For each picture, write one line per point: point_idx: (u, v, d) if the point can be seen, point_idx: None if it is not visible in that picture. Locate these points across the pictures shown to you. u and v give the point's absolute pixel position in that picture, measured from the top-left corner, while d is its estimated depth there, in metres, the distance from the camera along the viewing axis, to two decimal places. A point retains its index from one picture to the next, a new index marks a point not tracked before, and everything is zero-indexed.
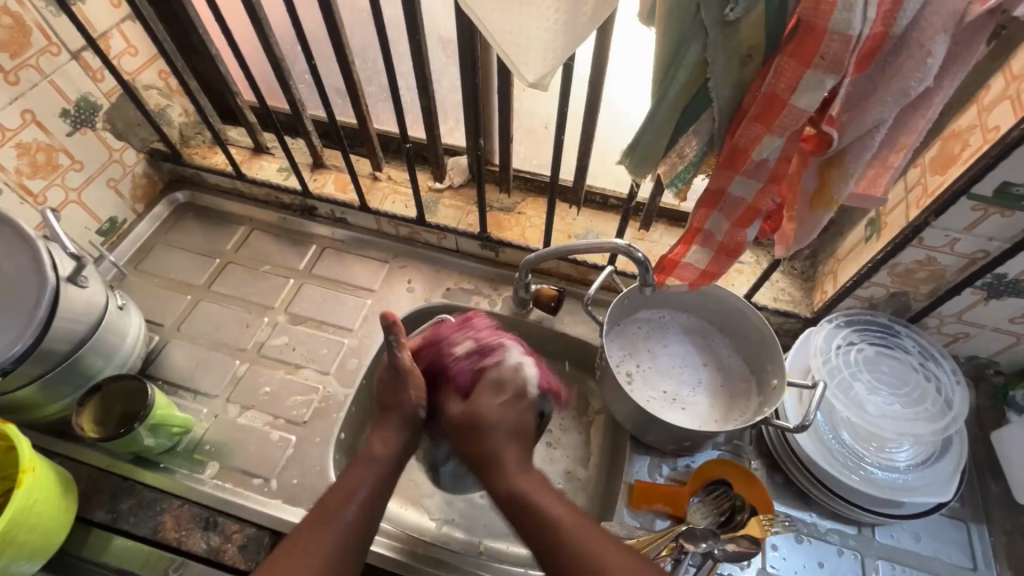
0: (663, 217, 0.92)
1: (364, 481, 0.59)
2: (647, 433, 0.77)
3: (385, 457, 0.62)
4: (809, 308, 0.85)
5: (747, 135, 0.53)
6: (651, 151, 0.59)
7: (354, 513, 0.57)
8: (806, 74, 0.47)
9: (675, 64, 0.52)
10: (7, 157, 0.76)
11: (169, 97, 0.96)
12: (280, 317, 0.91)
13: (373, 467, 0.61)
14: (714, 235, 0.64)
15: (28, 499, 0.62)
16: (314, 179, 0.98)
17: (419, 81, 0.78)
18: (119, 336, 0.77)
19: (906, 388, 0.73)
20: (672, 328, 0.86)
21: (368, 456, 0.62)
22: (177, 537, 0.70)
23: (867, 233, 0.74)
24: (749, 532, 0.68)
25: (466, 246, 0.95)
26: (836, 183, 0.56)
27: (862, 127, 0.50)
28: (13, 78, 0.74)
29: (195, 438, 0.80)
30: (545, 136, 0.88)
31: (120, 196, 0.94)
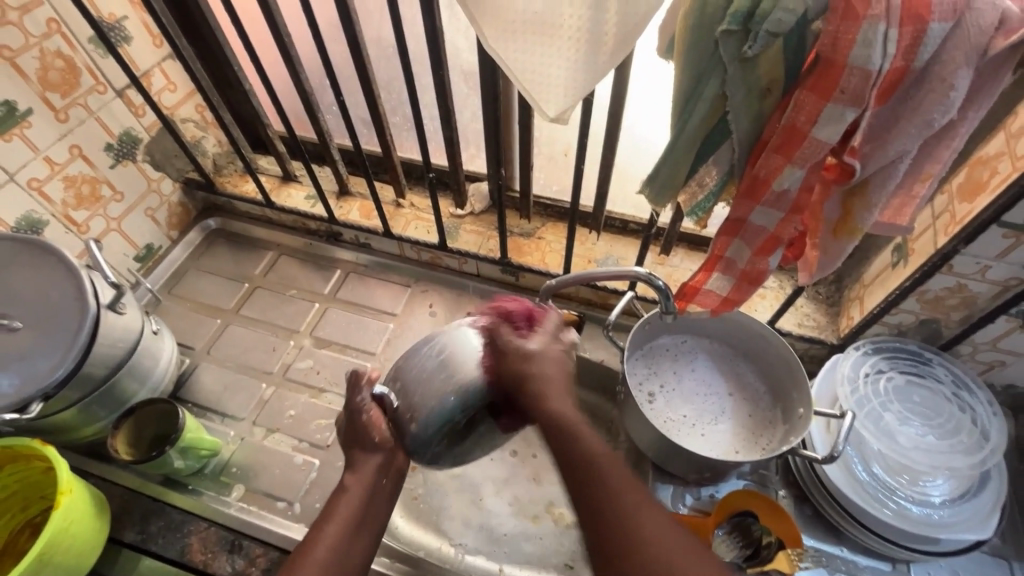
0: (683, 242, 0.92)
1: (347, 509, 0.58)
2: (669, 461, 0.76)
3: (362, 483, 0.59)
4: (835, 334, 0.84)
5: (768, 166, 0.53)
6: (671, 181, 0.60)
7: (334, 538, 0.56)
8: (827, 107, 0.47)
9: (694, 98, 0.53)
10: (55, 189, 0.81)
11: (204, 129, 1.00)
12: (305, 341, 0.93)
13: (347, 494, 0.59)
14: (735, 262, 0.64)
15: (63, 521, 0.64)
16: (339, 206, 1.00)
17: (443, 114, 0.81)
18: (153, 359, 0.80)
19: (939, 419, 0.70)
20: (696, 354, 0.85)
21: (343, 483, 0.59)
22: (203, 559, 0.72)
23: (894, 258, 0.73)
24: (777, 566, 0.67)
25: (487, 270, 0.96)
26: (858, 212, 0.56)
27: (885, 158, 0.50)
28: (63, 116, 0.79)
29: (223, 461, 0.81)
30: (564, 163, 0.89)
31: (157, 224, 0.98)
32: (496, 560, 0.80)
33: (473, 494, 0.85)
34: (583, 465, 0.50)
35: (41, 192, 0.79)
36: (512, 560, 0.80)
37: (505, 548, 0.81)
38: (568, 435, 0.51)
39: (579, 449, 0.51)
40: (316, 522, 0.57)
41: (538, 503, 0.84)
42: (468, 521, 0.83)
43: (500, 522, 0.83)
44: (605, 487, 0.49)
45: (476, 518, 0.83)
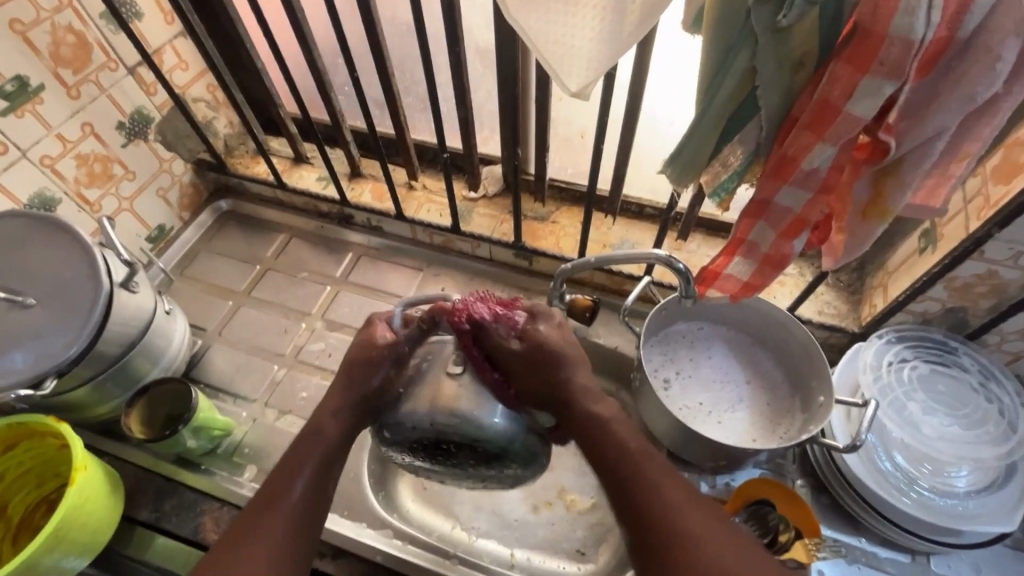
0: (701, 227, 0.90)
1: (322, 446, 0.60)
2: (686, 449, 0.74)
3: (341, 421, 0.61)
4: (857, 323, 0.82)
5: (797, 143, 0.51)
6: (695, 160, 0.58)
7: (301, 491, 0.57)
8: (863, 80, 0.45)
9: (722, 72, 0.51)
10: (67, 167, 0.80)
11: (216, 109, 0.99)
12: (317, 323, 0.93)
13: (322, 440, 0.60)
14: (758, 245, 0.62)
15: (78, 497, 0.64)
16: (351, 189, 0.99)
17: (458, 92, 0.79)
18: (166, 339, 0.80)
19: (965, 410, 0.69)
20: (713, 341, 0.83)
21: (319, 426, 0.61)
22: (217, 538, 0.72)
23: (922, 244, 0.71)
24: (794, 556, 0.64)
25: (500, 254, 0.95)
26: (891, 193, 0.54)
27: (922, 134, 0.48)
28: (75, 92, 0.78)
29: (235, 441, 0.81)
30: (581, 144, 0.87)
31: (169, 204, 0.98)
32: (508, 545, 0.79)
33: None
34: (622, 457, 0.57)
35: (53, 169, 0.79)
36: (524, 545, 0.79)
37: (516, 533, 0.80)
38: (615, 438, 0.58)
39: (623, 456, 0.57)
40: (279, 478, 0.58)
41: (550, 489, 0.83)
42: (479, 504, 0.83)
43: (511, 508, 0.82)
44: (644, 483, 0.55)
45: (488, 503, 0.83)
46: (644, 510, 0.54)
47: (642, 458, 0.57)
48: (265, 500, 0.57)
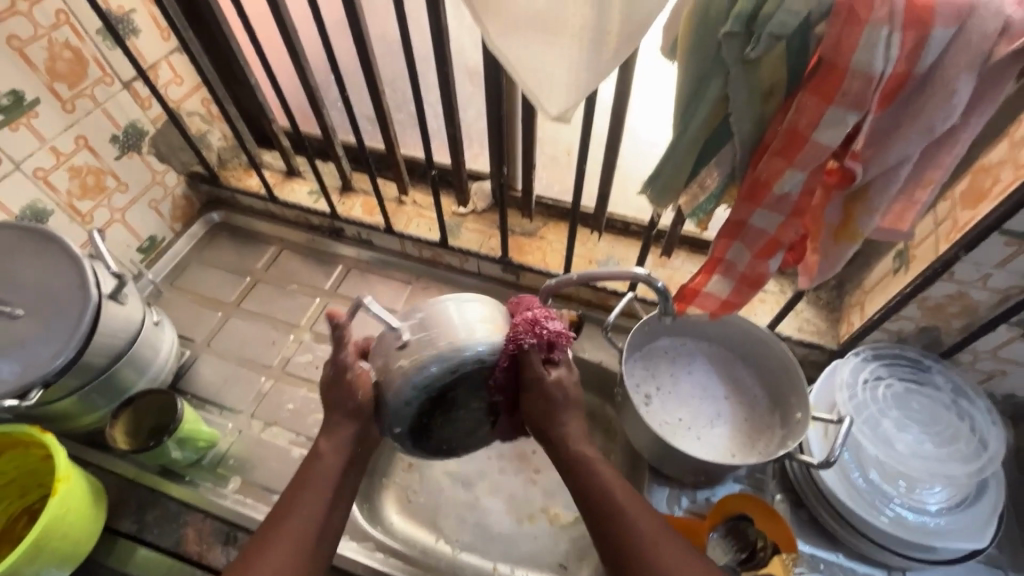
0: (684, 244, 0.92)
1: (324, 475, 0.60)
2: (666, 463, 0.76)
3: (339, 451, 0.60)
4: (835, 340, 0.83)
5: (769, 168, 0.53)
6: (672, 182, 0.60)
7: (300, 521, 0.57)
8: (828, 111, 0.48)
9: (696, 99, 0.53)
10: (60, 179, 0.81)
11: (210, 123, 1.01)
12: (305, 335, 0.94)
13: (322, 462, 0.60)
14: (735, 265, 0.64)
15: (60, 508, 0.64)
16: (342, 202, 1.01)
17: (446, 111, 0.81)
18: (153, 350, 0.80)
19: (938, 427, 0.70)
20: (695, 356, 0.85)
21: (318, 451, 0.60)
22: (199, 550, 0.72)
23: (896, 265, 0.73)
24: (772, 570, 0.66)
25: (488, 269, 0.96)
26: (860, 217, 0.56)
27: (886, 162, 0.50)
28: (70, 106, 0.80)
29: (220, 452, 0.82)
30: (567, 162, 0.89)
31: (161, 216, 0.99)
32: (490, 559, 0.80)
33: (468, 491, 0.85)
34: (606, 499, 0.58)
35: (46, 181, 0.80)
36: (506, 559, 0.80)
37: (499, 546, 0.81)
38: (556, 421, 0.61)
39: (585, 456, 0.60)
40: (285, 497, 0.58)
41: (533, 502, 0.84)
42: (462, 516, 0.83)
43: (495, 521, 0.82)
44: (627, 522, 0.56)
45: (472, 515, 0.83)
46: (608, 503, 0.57)
47: (628, 498, 0.58)
48: (266, 531, 0.57)
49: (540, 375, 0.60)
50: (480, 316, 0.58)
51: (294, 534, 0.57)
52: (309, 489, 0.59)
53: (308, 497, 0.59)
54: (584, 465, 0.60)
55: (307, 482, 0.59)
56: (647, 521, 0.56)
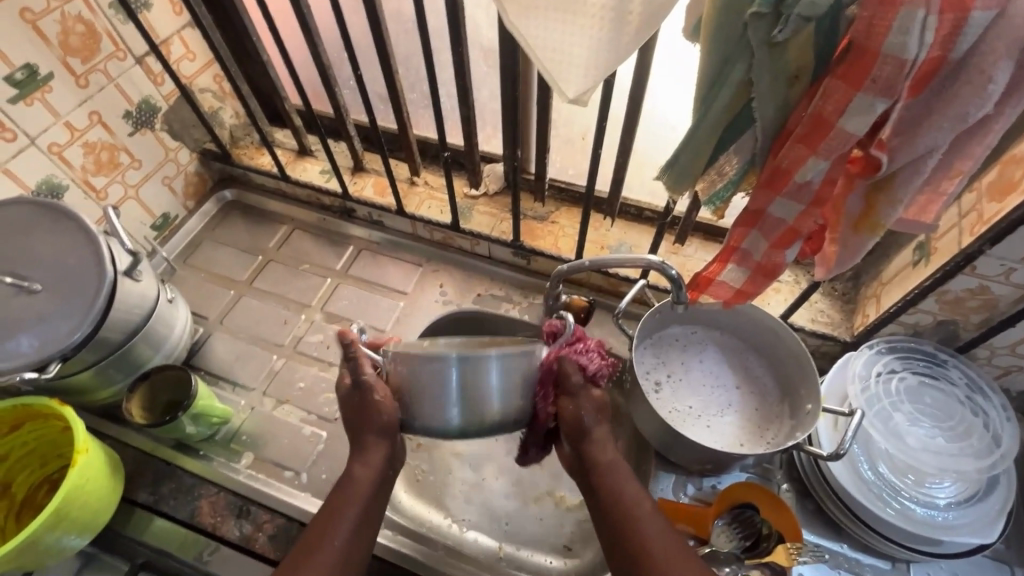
0: (699, 231, 0.91)
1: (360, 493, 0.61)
2: (674, 451, 0.76)
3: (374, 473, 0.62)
4: (849, 332, 0.82)
5: (791, 155, 0.52)
6: (690, 168, 0.59)
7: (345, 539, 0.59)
8: (856, 97, 0.46)
9: (719, 83, 0.52)
10: (75, 155, 0.82)
11: (222, 100, 1.00)
12: (316, 315, 0.94)
13: (356, 485, 0.61)
14: (751, 254, 0.63)
15: (79, 478, 0.66)
16: (354, 182, 1.00)
17: (460, 92, 0.80)
18: (168, 326, 0.81)
19: (951, 422, 0.70)
20: (705, 345, 0.84)
21: (353, 476, 0.61)
22: (212, 522, 0.74)
23: (916, 257, 0.71)
24: (775, 559, 0.68)
25: (499, 252, 0.96)
26: (882, 208, 0.55)
27: (914, 152, 0.49)
28: (84, 81, 0.79)
29: (234, 428, 0.83)
30: (581, 146, 0.88)
31: (174, 193, 0.99)
32: (496, 538, 0.81)
33: (476, 472, 0.86)
34: (613, 498, 0.60)
35: (61, 156, 0.80)
36: (512, 540, 0.81)
37: (505, 526, 0.82)
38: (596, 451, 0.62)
39: (619, 491, 0.60)
40: (326, 516, 0.60)
41: (540, 485, 0.84)
42: (469, 497, 0.84)
43: (501, 502, 0.83)
44: (631, 522, 0.58)
45: (478, 496, 0.84)
46: (615, 503, 0.60)
47: (635, 501, 0.60)
48: (304, 552, 0.58)
49: (583, 420, 0.62)
50: (498, 384, 0.55)
51: (329, 561, 0.57)
52: (343, 515, 0.60)
53: (343, 521, 0.59)
54: (595, 464, 0.62)
55: (344, 509, 0.60)
56: (650, 523, 0.58)
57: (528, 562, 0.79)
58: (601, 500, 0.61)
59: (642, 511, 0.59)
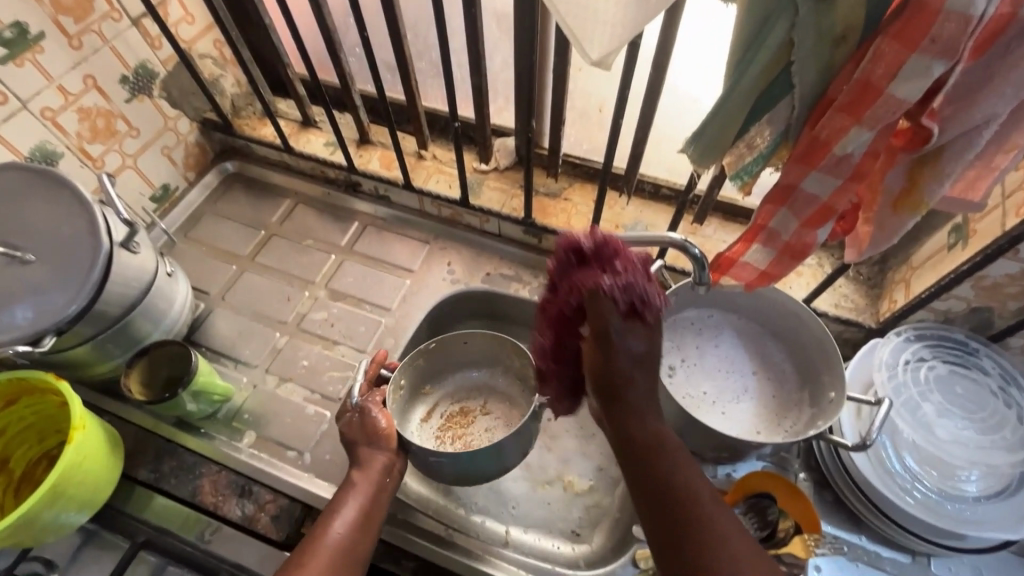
0: (718, 211, 0.87)
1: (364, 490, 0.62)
2: (688, 438, 0.73)
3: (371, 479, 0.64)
4: (874, 318, 0.79)
5: (831, 126, 0.48)
6: (718, 140, 0.55)
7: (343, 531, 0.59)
8: (910, 59, 0.42)
9: (756, 45, 0.47)
10: (69, 121, 0.78)
11: (222, 67, 0.96)
12: (320, 292, 0.91)
13: (354, 489, 0.62)
14: (779, 234, 0.59)
15: (77, 455, 0.64)
16: (359, 155, 0.97)
17: (473, 58, 0.75)
18: (167, 301, 0.79)
19: (983, 413, 0.66)
20: (722, 329, 0.81)
21: (352, 479, 0.64)
22: (214, 501, 0.73)
23: (952, 239, 0.67)
24: (792, 551, 0.63)
25: (509, 230, 0.92)
26: (927, 184, 0.50)
27: (969, 122, 0.45)
28: (77, 42, 0.75)
29: (235, 407, 0.81)
30: (598, 119, 0.84)
31: (174, 164, 0.96)
32: (503, 523, 0.79)
33: None
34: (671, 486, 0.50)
35: (55, 122, 0.77)
36: (519, 524, 0.79)
37: (512, 511, 0.80)
38: (637, 425, 0.54)
39: (677, 479, 0.50)
40: (329, 509, 0.61)
41: (548, 469, 0.83)
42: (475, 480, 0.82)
43: (508, 486, 0.82)
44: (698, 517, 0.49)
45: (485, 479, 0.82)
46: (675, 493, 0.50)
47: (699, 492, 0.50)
48: (306, 545, 0.57)
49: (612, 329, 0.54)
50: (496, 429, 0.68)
51: (329, 554, 0.57)
52: (341, 512, 0.60)
53: (343, 516, 0.60)
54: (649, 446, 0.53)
55: (341, 506, 0.61)
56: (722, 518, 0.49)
57: (535, 547, 0.77)
58: (655, 487, 0.51)
59: (710, 504, 0.50)
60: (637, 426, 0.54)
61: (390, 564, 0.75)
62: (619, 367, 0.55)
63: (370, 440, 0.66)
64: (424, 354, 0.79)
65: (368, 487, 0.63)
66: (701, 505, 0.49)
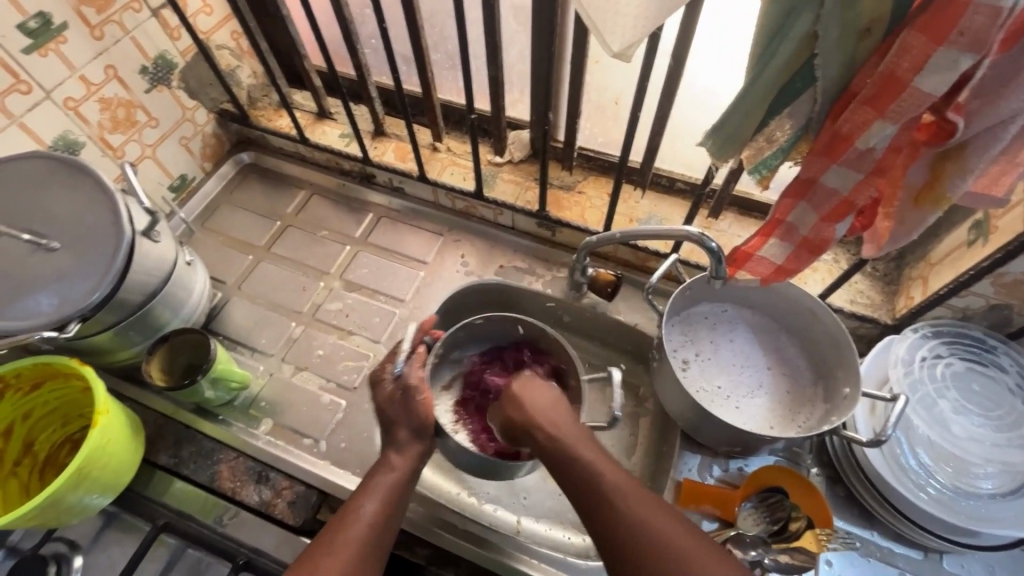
0: (734, 205, 0.87)
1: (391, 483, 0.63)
2: (701, 431, 0.73)
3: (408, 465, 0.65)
4: (890, 314, 0.78)
5: (854, 119, 0.48)
6: (739, 133, 0.55)
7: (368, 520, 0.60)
8: (938, 52, 0.41)
9: (780, 37, 0.47)
10: (91, 111, 0.79)
11: (239, 58, 0.97)
12: (335, 283, 0.92)
13: (390, 475, 0.64)
14: (797, 228, 0.59)
15: (101, 439, 0.65)
16: (374, 147, 0.97)
17: (490, 50, 0.75)
18: (186, 290, 0.80)
19: (1000, 411, 0.66)
20: (736, 324, 0.81)
21: (390, 463, 0.65)
22: (232, 487, 0.74)
23: (972, 236, 0.67)
24: (805, 545, 0.65)
25: (523, 223, 0.92)
26: (950, 179, 0.50)
27: (995, 116, 0.44)
28: (98, 33, 0.76)
29: (251, 395, 0.83)
30: (614, 112, 0.84)
31: (191, 154, 0.97)
32: (515, 512, 0.80)
33: None
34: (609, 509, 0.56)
35: (77, 112, 0.78)
36: (531, 514, 0.80)
37: (523, 501, 0.81)
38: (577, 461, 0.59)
39: (615, 500, 0.56)
40: (352, 499, 0.61)
41: None
42: None
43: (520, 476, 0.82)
44: (643, 538, 0.54)
45: None
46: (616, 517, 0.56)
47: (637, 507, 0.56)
48: (334, 529, 0.59)
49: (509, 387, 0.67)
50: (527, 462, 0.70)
51: (351, 549, 0.58)
52: (371, 495, 0.62)
53: (367, 506, 0.61)
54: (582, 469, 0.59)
55: (372, 490, 0.62)
56: (666, 525, 0.55)
57: (546, 537, 0.78)
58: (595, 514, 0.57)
59: (653, 519, 0.55)
60: (573, 468, 0.59)
61: (402, 551, 0.73)
62: (538, 414, 0.64)
63: (411, 423, 0.66)
64: (467, 327, 0.79)
65: (400, 472, 0.64)
66: (641, 526, 0.55)
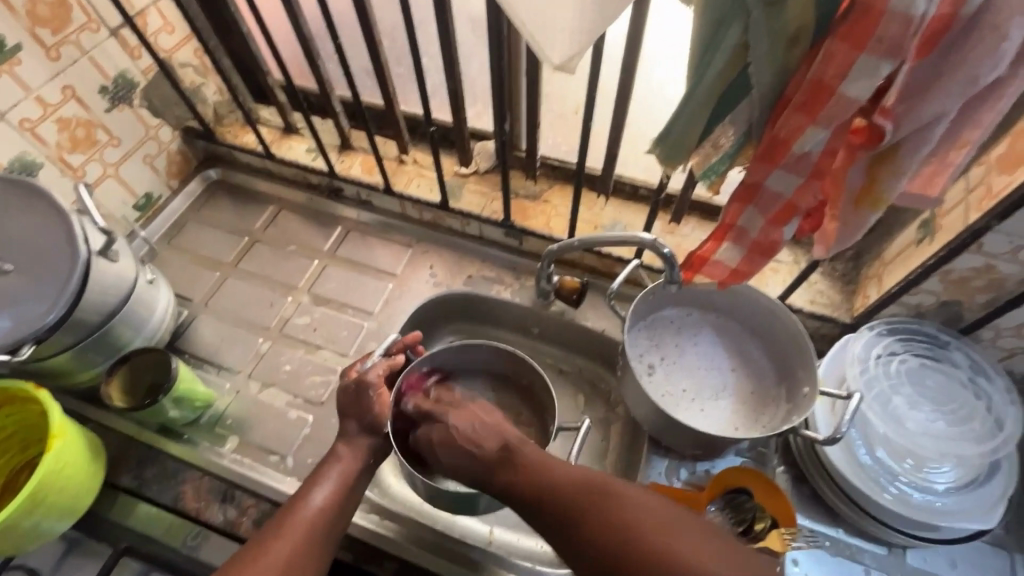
0: (695, 211, 0.88)
1: (349, 467, 0.65)
2: (666, 435, 0.74)
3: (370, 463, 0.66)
4: (849, 313, 0.80)
5: (789, 125, 0.49)
6: (683, 141, 0.56)
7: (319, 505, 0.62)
8: (859, 58, 0.43)
9: (713, 48, 0.48)
10: (49, 131, 0.79)
11: (203, 75, 0.97)
12: (303, 298, 0.92)
13: (339, 463, 0.65)
14: (748, 231, 0.60)
15: (56, 463, 0.64)
16: (340, 161, 0.98)
17: (447, 64, 0.76)
18: (148, 309, 0.79)
19: (952, 405, 0.68)
20: (701, 328, 0.82)
21: (338, 452, 0.66)
22: (196, 507, 0.73)
23: (920, 235, 0.68)
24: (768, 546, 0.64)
25: (491, 233, 0.93)
26: (885, 181, 0.51)
27: (920, 119, 0.46)
28: (55, 53, 0.76)
29: (218, 412, 0.82)
30: (575, 122, 0.85)
31: (156, 171, 0.96)
32: (486, 523, 0.79)
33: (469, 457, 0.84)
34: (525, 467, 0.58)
35: (34, 133, 0.78)
36: (502, 523, 0.79)
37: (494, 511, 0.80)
38: (545, 474, 0.56)
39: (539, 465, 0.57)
40: (303, 487, 0.64)
41: None
42: None
43: None
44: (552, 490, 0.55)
45: None
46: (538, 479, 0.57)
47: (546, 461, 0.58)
48: (285, 515, 0.61)
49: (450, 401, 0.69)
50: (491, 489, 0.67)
51: (302, 532, 0.60)
52: (322, 483, 0.64)
53: (318, 491, 0.63)
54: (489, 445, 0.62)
55: (322, 479, 0.64)
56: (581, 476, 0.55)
57: (518, 547, 0.77)
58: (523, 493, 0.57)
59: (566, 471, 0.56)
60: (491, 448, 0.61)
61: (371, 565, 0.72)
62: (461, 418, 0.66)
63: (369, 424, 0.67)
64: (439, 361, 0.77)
65: (351, 460, 0.65)
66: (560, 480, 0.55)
